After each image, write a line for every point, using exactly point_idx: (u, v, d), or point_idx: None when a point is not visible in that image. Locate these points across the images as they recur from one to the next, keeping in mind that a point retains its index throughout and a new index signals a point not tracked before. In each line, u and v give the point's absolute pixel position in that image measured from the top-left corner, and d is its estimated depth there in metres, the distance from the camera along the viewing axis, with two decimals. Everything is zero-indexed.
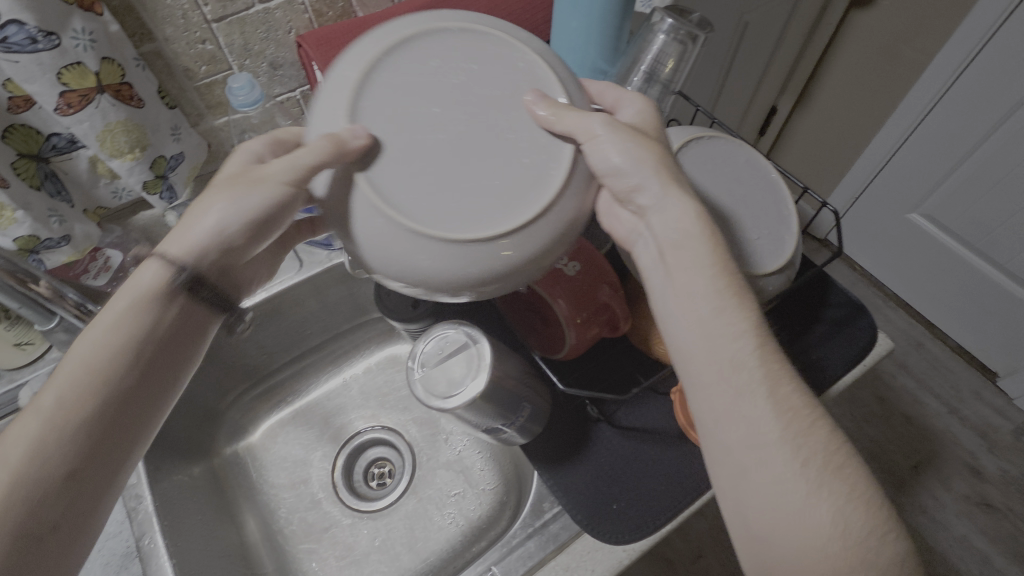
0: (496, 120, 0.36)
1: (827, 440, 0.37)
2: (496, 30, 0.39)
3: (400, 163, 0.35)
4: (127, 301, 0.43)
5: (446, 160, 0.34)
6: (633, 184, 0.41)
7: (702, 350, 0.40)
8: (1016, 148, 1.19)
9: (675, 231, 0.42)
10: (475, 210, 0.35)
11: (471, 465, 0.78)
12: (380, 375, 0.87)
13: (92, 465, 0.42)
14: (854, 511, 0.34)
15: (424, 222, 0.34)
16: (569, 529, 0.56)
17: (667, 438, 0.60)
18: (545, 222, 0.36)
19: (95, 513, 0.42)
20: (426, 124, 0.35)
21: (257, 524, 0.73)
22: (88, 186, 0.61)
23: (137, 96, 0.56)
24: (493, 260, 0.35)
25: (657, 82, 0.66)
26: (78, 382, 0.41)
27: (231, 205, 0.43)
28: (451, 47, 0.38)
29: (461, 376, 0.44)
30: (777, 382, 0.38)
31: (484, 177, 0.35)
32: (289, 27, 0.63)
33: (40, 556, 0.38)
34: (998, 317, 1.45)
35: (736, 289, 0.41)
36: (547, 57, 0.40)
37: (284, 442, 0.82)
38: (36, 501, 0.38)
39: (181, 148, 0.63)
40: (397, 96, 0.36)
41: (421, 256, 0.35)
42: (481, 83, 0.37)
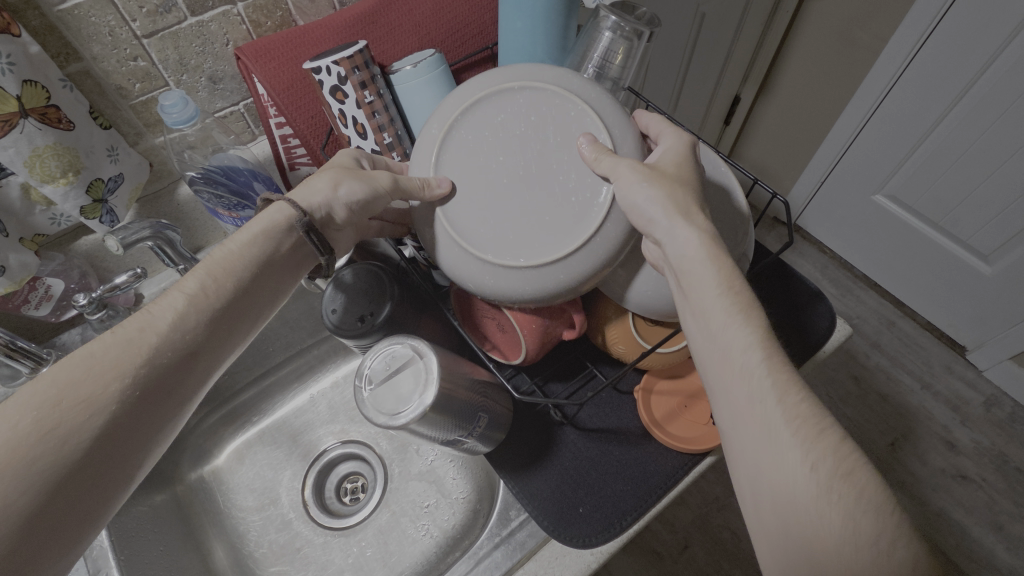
0: (552, 166, 0.45)
1: (845, 445, 0.32)
2: (559, 85, 0.46)
3: (470, 204, 0.45)
4: (259, 226, 0.46)
5: (508, 200, 0.45)
6: (649, 220, 0.42)
7: (719, 361, 0.38)
8: (972, 125, 1.21)
9: (683, 255, 0.41)
10: (530, 240, 0.44)
11: (444, 474, 0.76)
12: (347, 388, 0.85)
13: (171, 379, 0.41)
14: (866, 518, 0.29)
15: (486, 250, 0.44)
16: (535, 536, 0.56)
17: (631, 438, 0.60)
18: (587, 249, 0.43)
19: (150, 445, 0.40)
20: (493, 172, 0.45)
21: (226, 551, 0.72)
22: (23, 214, 0.57)
23: (66, 118, 0.53)
24: (540, 281, 0.44)
25: (606, 79, 0.65)
26: (180, 295, 0.42)
27: (344, 183, 0.48)
28: (524, 103, 0.46)
29: (410, 391, 0.43)
30: (785, 387, 0.34)
31: (538, 213, 0.44)
32: (226, 39, 0.61)
33: (103, 466, 0.37)
34: (964, 292, 1.48)
35: (748, 304, 0.39)
36: (599, 103, 0.46)
37: (251, 463, 0.80)
38: (110, 396, 0.37)
39: (119, 169, 0.60)
40: (473, 151, 0.46)
41: (485, 277, 0.45)
42: (539, 134, 0.45)
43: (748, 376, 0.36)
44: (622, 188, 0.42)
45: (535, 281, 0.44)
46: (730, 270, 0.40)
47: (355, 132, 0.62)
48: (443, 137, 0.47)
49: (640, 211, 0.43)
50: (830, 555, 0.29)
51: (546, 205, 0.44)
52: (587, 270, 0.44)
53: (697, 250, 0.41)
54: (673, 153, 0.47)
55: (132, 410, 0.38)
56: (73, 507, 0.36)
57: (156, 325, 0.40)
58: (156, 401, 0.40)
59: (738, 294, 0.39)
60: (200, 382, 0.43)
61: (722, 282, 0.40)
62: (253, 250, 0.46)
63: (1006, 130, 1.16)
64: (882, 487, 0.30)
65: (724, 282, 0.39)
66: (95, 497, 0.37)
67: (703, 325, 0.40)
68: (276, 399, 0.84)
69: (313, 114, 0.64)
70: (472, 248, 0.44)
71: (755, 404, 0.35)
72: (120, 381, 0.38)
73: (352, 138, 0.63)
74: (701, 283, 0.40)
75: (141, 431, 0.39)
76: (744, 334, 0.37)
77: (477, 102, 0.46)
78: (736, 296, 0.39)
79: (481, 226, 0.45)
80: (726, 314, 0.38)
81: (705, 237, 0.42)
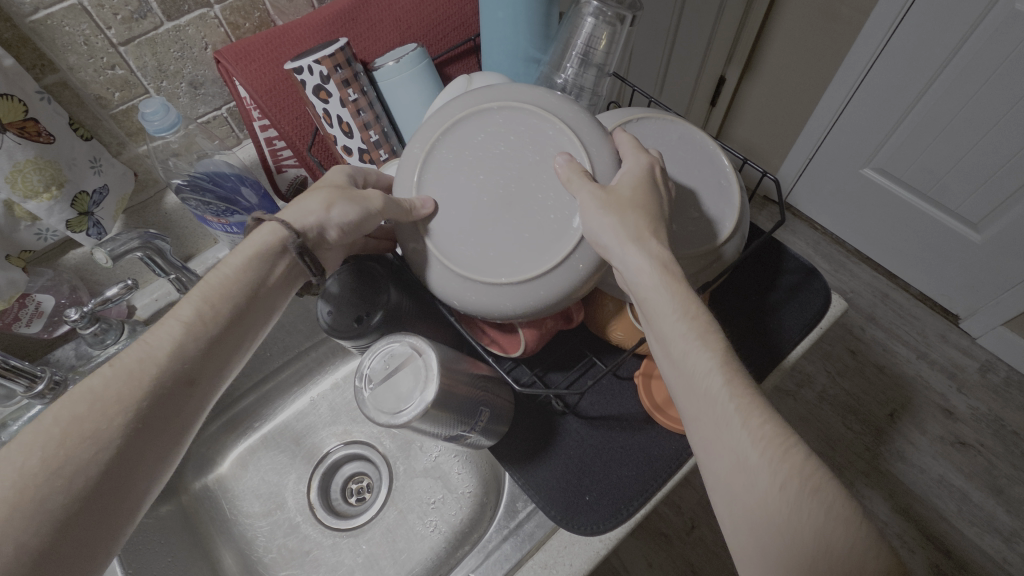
0: (532, 185, 0.45)
1: (809, 457, 0.34)
2: (540, 103, 0.46)
3: (451, 222, 0.46)
4: (252, 249, 0.46)
5: (490, 217, 0.45)
6: (606, 249, 0.42)
7: (686, 386, 0.39)
8: (957, 94, 1.21)
9: (638, 282, 0.41)
10: (510, 257, 0.45)
11: (449, 470, 0.77)
12: (348, 389, 0.85)
13: (167, 411, 0.40)
14: (836, 531, 0.31)
15: (468, 268, 0.45)
16: (543, 526, 0.56)
17: (634, 423, 0.60)
18: (566, 266, 0.44)
19: (150, 479, 0.39)
20: (474, 190, 0.46)
21: (235, 558, 0.72)
22: (8, 231, 0.56)
23: (45, 131, 0.53)
24: (523, 298, 0.45)
25: (591, 66, 0.65)
26: (177, 324, 0.41)
27: (335, 207, 0.47)
28: (503, 122, 0.46)
29: (410, 389, 0.43)
30: (748, 411, 0.35)
31: (518, 230, 0.45)
32: (204, 43, 0.60)
33: (103, 503, 0.36)
34: (955, 261, 1.49)
35: (705, 326, 0.39)
36: (577, 121, 0.46)
37: (256, 470, 0.79)
38: (104, 432, 0.36)
39: (104, 180, 0.60)
40: (453, 170, 0.47)
41: (467, 293, 0.46)
42: (519, 153, 0.46)
43: (715, 404, 0.36)
44: (585, 216, 0.43)
45: (519, 298, 0.45)
46: (686, 294, 0.40)
47: (340, 131, 0.61)
48: (425, 156, 0.48)
49: (598, 238, 0.43)
50: (810, 571, 0.31)
51: (526, 223, 0.45)
52: (569, 286, 0.45)
53: (651, 275, 0.40)
54: (633, 177, 0.44)
55: (135, 441, 0.38)
56: (85, 538, 0.35)
57: (154, 354, 0.40)
58: (161, 427, 0.39)
59: (694, 318, 0.39)
60: (200, 408, 0.42)
61: (678, 308, 0.39)
62: (246, 274, 0.45)
63: (990, 98, 1.17)
64: (844, 494, 0.32)
65: (680, 308, 0.39)
66: (109, 528, 0.36)
67: (668, 350, 0.40)
68: (277, 404, 0.84)
69: (297, 115, 0.63)
70: (455, 267, 0.45)
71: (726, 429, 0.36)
72: (120, 418, 0.37)
73: (337, 138, 0.62)
74: (660, 310, 0.40)
75: (150, 458, 0.39)
76: (703, 360, 0.38)
77: (455, 124, 0.47)
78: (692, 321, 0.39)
79: (462, 243, 0.46)
80: (683, 340, 0.39)
81: (661, 262, 0.41)
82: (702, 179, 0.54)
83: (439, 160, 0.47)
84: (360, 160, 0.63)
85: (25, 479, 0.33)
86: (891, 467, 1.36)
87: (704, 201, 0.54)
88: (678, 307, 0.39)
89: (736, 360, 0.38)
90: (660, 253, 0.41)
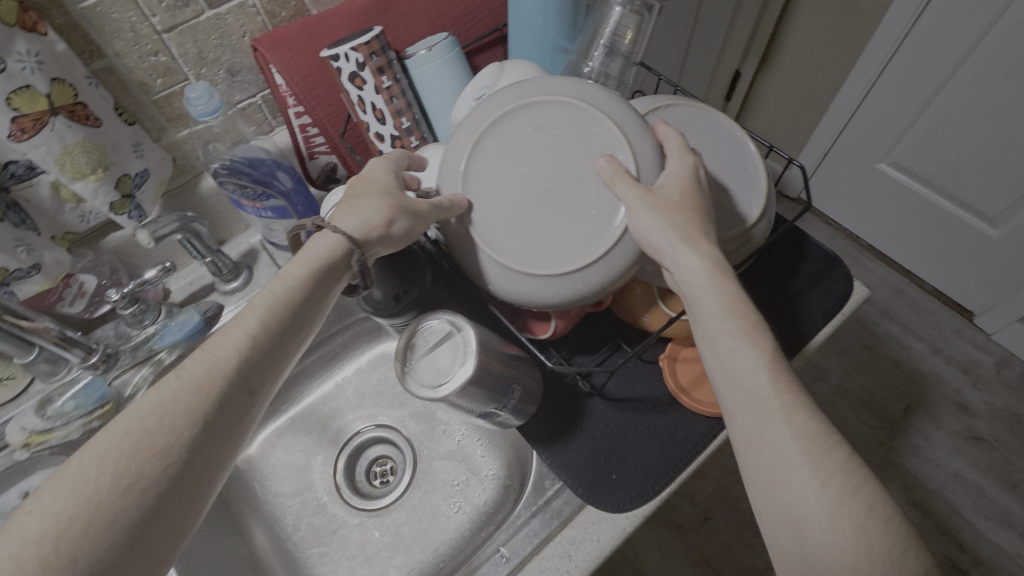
0: (575, 183, 0.46)
1: (852, 459, 0.35)
2: (584, 100, 0.47)
3: (495, 215, 0.48)
4: (308, 258, 0.45)
5: (532, 212, 0.47)
6: (653, 246, 0.44)
7: (728, 380, 0.40)
8: (976, 88, 1.21)
9: (689, 281, 0.42)
10: (551, 251, 0.46)
11: (473, 453, 0.78)
12: (373, 374, 0.87)
13: (223, 423, 0.40)
14: (876, 532, 0.33)
15: (509, 259, 0.47)
16: (571, 503, 0.57)
17: (659, 405, 0.61)
18: (604, 262, 0.45)
19: (207, 488, 0.39)
20: (517, 185, 0.47)
21: (266, 535, 0.75)
22: (54, 212, 0.58)
23: (92, 115, 0.54)
24: (559, 289, 0.47)
25: (618, 55, 0.66)
26: (236, 338, 0.41)
27: (382, 209, 0.47)
28: (548, 118, 0.47)
29: (449, 364, 0.45)
30: (794, 410, 0.37)
31: (559, 226, 0.46)
32: (242, 31, 0.62)
33: (164, 513, 0.37)
34: (971, 256, 1.48)
35: (753, 325, 0.40)
36: (621, 120, 0.47)
37: (284, 450, 0.82)
38: (169, 445, 0.37)
39: (145, 164, 0.61)
40: (498, 164, 0.48)
41: (507, 283, 0.48)
42: (563, 150, 0.47)
43: (757, 401, 0.38)
44: (632, 217, 0.43)
45: (557, 291, 0.47)
46: (733, 293, 0.41)
47: (373, 118, 0.62)
48: (470, 148, 0.48)
49: (648, 238, 0.44)
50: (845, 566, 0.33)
51: (568, 220, 0.46)
52: (605, 282, 0.47)
53: (701, 274, 0.42)
54: (679, 179, 0.45)
55: (195, 456, 0.38)
56: (152, 548, 0.36)
57: (219, 369, 0.40)
58: (218, 442, 0.40)
59: (743, 315, 0.40)
60: (254, 419, 0.42)
61: (726, 306, 0.41)
62: (306, 285, 0.45)
63: (1009, 91, 1.16)
64: (884, 494, 0.34)
65: (730, 305, 0.40)
66: (172, 537, 0.37)
67: (709, 344, 0.41)
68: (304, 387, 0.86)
69: (331, 103, 0.65)
70: (498, 257, 0.47)
71: (766, 425, 0.37)
72: (182, 433, 0.38)
73: (370, 125, 0.64)
74: (708, 307, 0.41)
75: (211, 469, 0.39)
76: (750, 357, 0.39)
77: (504, 117, 0.48)
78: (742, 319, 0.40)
79: (503, 235, 0.47)
80: (731, 336, 0.40)
81: (712, 262, 0.42)
82: (728, 165, 0.55)
83: (484, 154, 0.48)
84: (392, 146, 0.65)
85: (98, 493, 0.34)
86: (904, 461, 1.36)
87: (729, 186, 0.55)
88: (726, 305, 0.41)
89: (782, 360, 0.39)
90: (711, 254, 0.42)
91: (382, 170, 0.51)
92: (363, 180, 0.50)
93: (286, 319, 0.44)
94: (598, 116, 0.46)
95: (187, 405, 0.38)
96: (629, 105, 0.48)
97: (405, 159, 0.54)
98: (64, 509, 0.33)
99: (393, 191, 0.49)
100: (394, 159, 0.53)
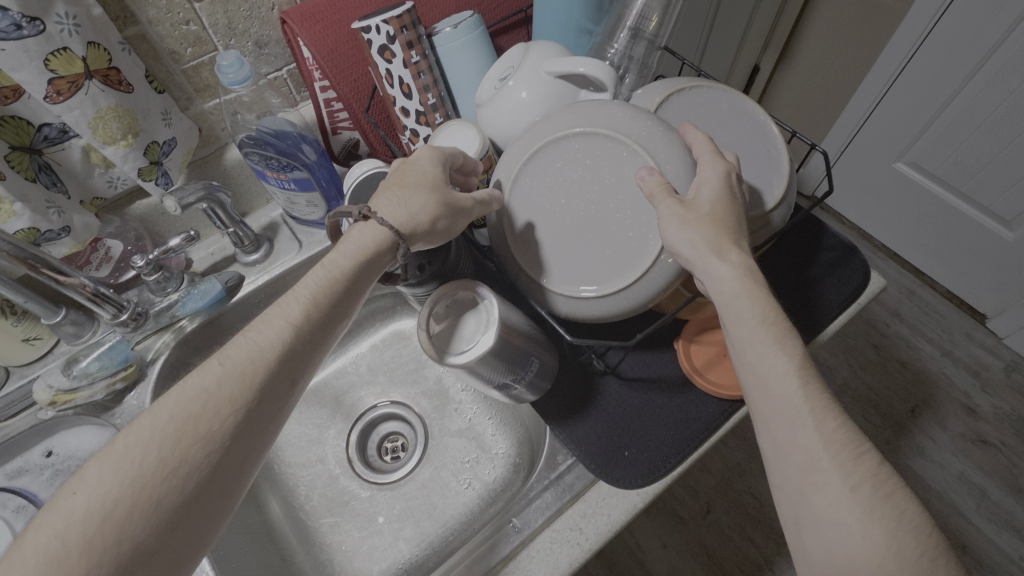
0: (612, 206, 0.50)
1: (877, 468, 0.37)
2: (612, 127, 0.50)
3: (541, 244, 0.53)
4: (352, 250, 0.46)
5: (574, 239, 0.51)
6: (686, 259, 0.46)
7: (761, 386, 0.41)
8: (997, 89, 1.20)
9: (723, 292, 0.44)
10: (596, 273, 0.51)
11: (484, 432, 0.79)
12: (386, 351, 0.89)
13: (264, 409, 0.41)
14: (905, 537, 0.35)
15: (558, 285, 0.52)
16: (583, 478, 0.58)
17: (672, 386, 0.62)
18: (646, 281, 0.49)
19: (245, 472, 0.40)
20: (560, 216, 0.52)
21: (280, 504, 0.76)
22: (83, 177, 0.60)
23: (125, 81, 0.55)
24: (608, 307, 0.51)
25: (642, 39, 0.66)
26: (280, 325, 0.42)
27: (429, 204, 0.48)
28: (581, 148, 0.51)
29: (472, 332, 0.46)
30: (823, 417, 0.39)
31: (601, 250, 0.51)
32: (271, 4, 0.62)
33: (205, 497, 0.37)
34: (985, 259, 1.47)
35: (783, 334, 0.42)
36: (650, 140, 0.49)
37: (298, 422, 0.82)
38: (212, 429, 0.38)
39: (173, 133, 0.62)
40: (539, 196, 0.52)
41: (559, 305, 0.53)
42: (598, 177, 0.50)
43: (787, 405, 0.39)
44: (666, 232, 0.46)
45: (601, 304, 0.51)
46: (764, 304, 0.43)
47: (399, 92, 0.63)
48: (512, 182, 0.53)
49: (680, 251, 0.46)
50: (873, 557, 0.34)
51: (608, 242, 0.50)
52: (648, 296, 0.50)
53: (735, 287, 0.44)
54: (712, 190, 0.46)
55: (236, 441, 0.39)
56: (189, 536, 0.37)
57: (263, 356, 0.41)
58: (258, 429, 0.41)
59: (773, 326, 0.42)
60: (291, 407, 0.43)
61: (761, 318, 0.43)
62: (344, 275, 0.46)
63: None
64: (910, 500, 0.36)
65: (764, 318, 0.43)
66: (209, 526, 0.38)
67: (741, 350, 0.43)
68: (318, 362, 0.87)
69: (357, 78, 0.65)
70: (547, 283, 0.52)
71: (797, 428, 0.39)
72: (226, 416, 0.39)
73: (397, 99, 0.64)
74: (739, 318, 0.43)
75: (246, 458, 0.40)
76: (782, 366, 0.41)
77: (547, 141, 0.52)
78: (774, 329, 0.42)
79: (551, 262, 0.52)
80: (763, 344, 0.42)
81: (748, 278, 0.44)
82: (751, 149, 0.55)
83: (524, 187, 0.53)
84: (416, 123, 0.65)
85: (142, 476, 0.35)
86: (909, 461, 1.36)
87: (751, 169, 0.55)
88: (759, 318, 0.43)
89: (812, 366, 0.41)
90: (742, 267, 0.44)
91: (427, 160, 0.51)
92: (410, 171, 0.50)
93: (328, 310, 0.44)
94: (627, 141, 0.49)
95: (234, 395, 0.39)
96: (656, 122, 0.50)
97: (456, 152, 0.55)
98: (109, 490, 0.34)
99: (440, 186, 0.49)
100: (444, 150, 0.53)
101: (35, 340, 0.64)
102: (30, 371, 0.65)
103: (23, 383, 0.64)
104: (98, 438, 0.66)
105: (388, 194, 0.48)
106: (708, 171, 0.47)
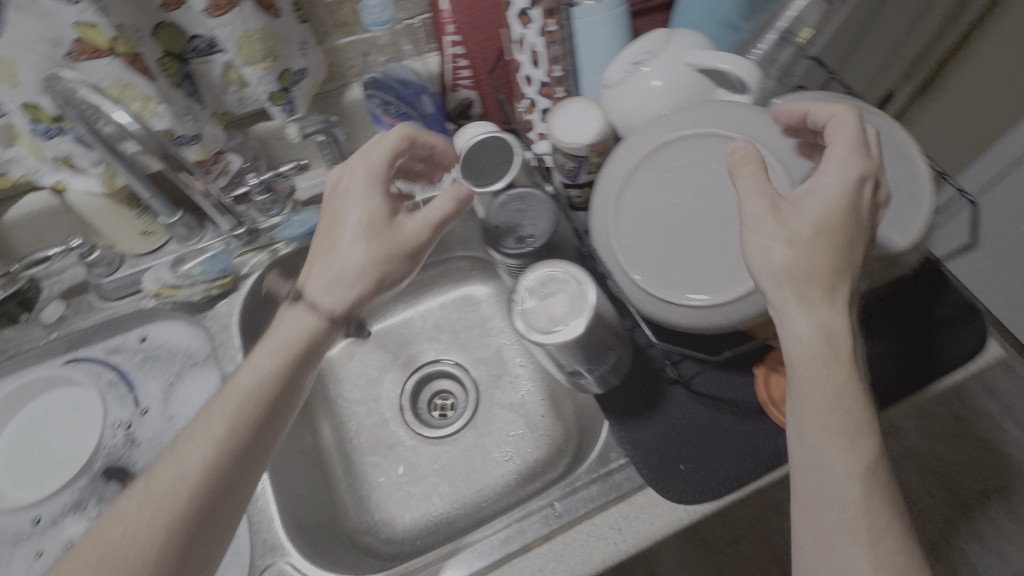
0: (727, 214, 0.49)
1: None
2: (737, 132, 0.50)
3: (642, 240, 0.51)
4: (294, 335, 0.51)
5: (680, 242, 0.50)
6: (771, 279, 0.41)
7: (817, 468, 0.40)
8: None
9: (796, 348, 0.40)
10: (696, 279, 0.48)
11: (532, 411, 0.79)
12: (454, 311, 0.89)
13: (245, 459, 0.48)
14: None
15: (650, 283, 0.50)
16: (633, 481, 0.57)
17: (744, 411, 0.59)
18: (751, 296, 0.46)
19: (235, 510, 0.47)
20: (669, 214, 0.51)
21: (331, 432, 0.80)
22: (219, 92, 0.63)
23: (274, 7, 0.57)
24: (703, 318, 0.48)
25: (791, 43, 0.62)
26: (252, 381, 0.49)
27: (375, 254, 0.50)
28: (700, 151, 0.51)
29: (563, 314, 0.45)
30: (879, 537, 0.38)
31: (706, 257, 0.48)
32: None
33: (201, 534, 0.45)
34: None
35: (852, 424, 0.39)
36: (776, 150, 0.48)
37: (360, 360, 0.86)
38: (203, 473, 0.45)
39: (306, 63, 0.64)
40: (650, 192, 0.51)
41: (649, 306, 0.51)
42: (715, 182, 0.50)
43: (840, 492, 0.38)
44: (755, 256, 0.41)
45: (698, 315, 0.48)
46: (842, 382, 0.39)
47: (527, 59, 0.62)
48: (625, 174, 0.52)
49: (769, 282, 0.41)
50: None
51: (715, 252, 0.48)
52: (748, 315, 0.47)
53: (814, 339, 0.39)
54: (822, 200, 0.41)
55: (220, 483, 0.46)
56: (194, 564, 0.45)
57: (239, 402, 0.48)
58: (240, 476, 0.48)
59: (847, 406, 0.39)
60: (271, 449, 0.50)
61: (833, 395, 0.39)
62: (292, 344, 0.51)
63: None
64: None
65: (836, 389, 0.39)
66: (223, 534, 0.47)
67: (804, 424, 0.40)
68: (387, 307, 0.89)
69: (486, 37, 0.64)
70: (638, 279, 0.50)
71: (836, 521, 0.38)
72: (207, 467, 0.45)
73: (523, 66, 0.63)
74: (811, 383, 0.40)
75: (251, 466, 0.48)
76: (840, 453, 0.39)
77: (676, 137, 0.51)
78: (845, 413, 0.39)
79: (649, 260, 0.50)
80: (831, 425, 0.39)
81: (838, 327, 0.40)
82: (891, 181, 0.51)
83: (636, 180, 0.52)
84: (537, 93, 0.64)
85: (150, 510, 0.43)
86: None
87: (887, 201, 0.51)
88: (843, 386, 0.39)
89: (878, 469, 0.39)
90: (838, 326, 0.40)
91: (360, 186, 0.52)
92: (340, 205, 0.52)
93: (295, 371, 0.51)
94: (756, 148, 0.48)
95: (239, 410, 0.48)
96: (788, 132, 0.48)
97: (406, 137, 0.55)
98: (130, 527, 0.43)
99: (383, 232, 0.51)
100: (376, 169, 0.53)
101: (150, 234, 0.68)
102: (142, 261, 0.69)
103: (132, 272, 0.67)
104: (187, 336, 0.70)
105: (327, 259, 0.51)
106: (759, 201, 0.42)
